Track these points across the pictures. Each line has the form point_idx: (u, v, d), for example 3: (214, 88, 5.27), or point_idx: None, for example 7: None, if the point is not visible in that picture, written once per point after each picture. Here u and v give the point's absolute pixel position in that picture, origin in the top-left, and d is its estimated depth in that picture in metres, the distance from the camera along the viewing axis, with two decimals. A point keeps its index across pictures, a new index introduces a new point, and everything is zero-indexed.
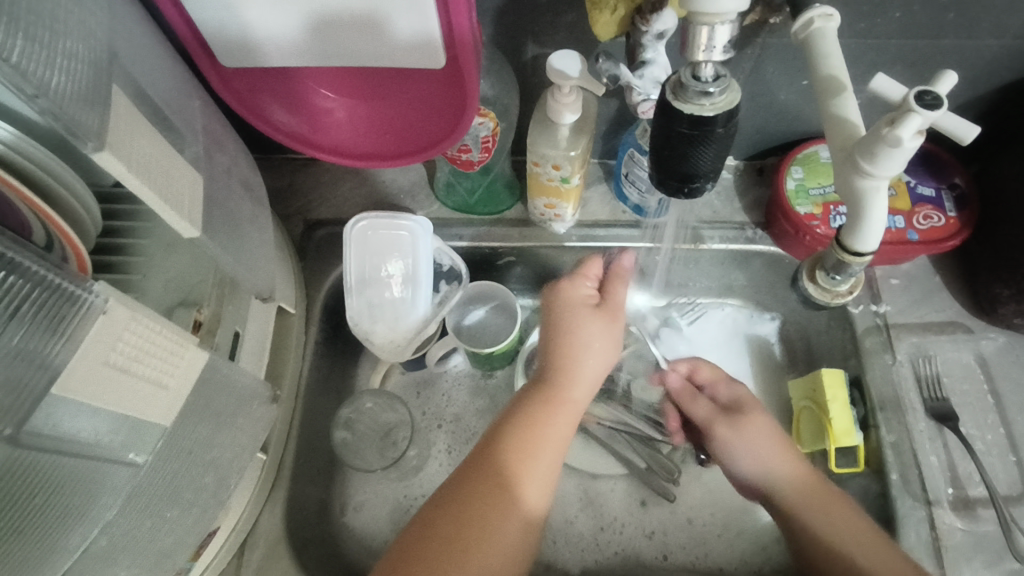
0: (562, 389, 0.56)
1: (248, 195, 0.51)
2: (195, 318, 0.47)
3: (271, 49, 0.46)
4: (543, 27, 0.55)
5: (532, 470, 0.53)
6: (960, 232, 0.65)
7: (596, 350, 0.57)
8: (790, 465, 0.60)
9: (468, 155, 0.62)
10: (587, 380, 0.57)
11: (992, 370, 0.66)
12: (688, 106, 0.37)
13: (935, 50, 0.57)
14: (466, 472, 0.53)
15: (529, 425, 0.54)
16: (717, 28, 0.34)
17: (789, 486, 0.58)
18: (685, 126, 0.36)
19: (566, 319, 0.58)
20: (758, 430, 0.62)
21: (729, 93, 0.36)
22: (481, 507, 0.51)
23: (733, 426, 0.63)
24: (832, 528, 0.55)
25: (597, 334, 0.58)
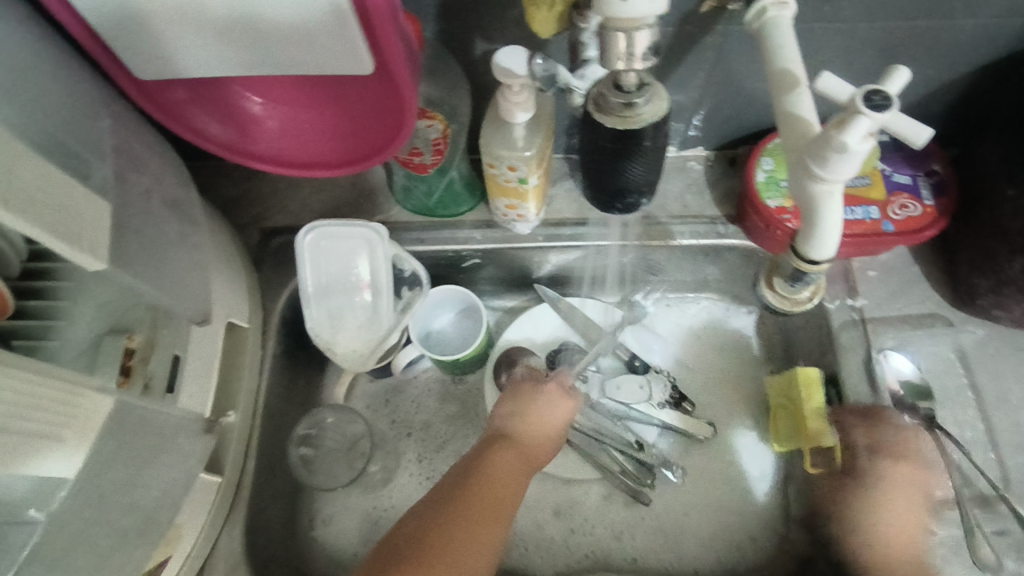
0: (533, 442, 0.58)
1: (175, 213, 0.48)
2: (125, 345, 0.45)
3: (184, 57, 0.43)
4: (489, 22, 0.52)
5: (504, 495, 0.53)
6: (936, 222, 0.62)
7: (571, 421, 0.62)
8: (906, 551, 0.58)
9: (420, 158, 0.59)
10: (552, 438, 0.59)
11: (971, 362, 0.64)
12: (614, 118, 0.47)
13: (907, 32, 0.54)
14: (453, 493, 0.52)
15: (503, 466, 0.55)
16: (636, 35, 0.35)
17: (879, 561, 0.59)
18: (609, 136, 0.48)
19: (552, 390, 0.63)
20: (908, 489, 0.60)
21: (654, 102, 0.46)
22: (477, 521, 0.51)
23: (885, 508, 0.60)
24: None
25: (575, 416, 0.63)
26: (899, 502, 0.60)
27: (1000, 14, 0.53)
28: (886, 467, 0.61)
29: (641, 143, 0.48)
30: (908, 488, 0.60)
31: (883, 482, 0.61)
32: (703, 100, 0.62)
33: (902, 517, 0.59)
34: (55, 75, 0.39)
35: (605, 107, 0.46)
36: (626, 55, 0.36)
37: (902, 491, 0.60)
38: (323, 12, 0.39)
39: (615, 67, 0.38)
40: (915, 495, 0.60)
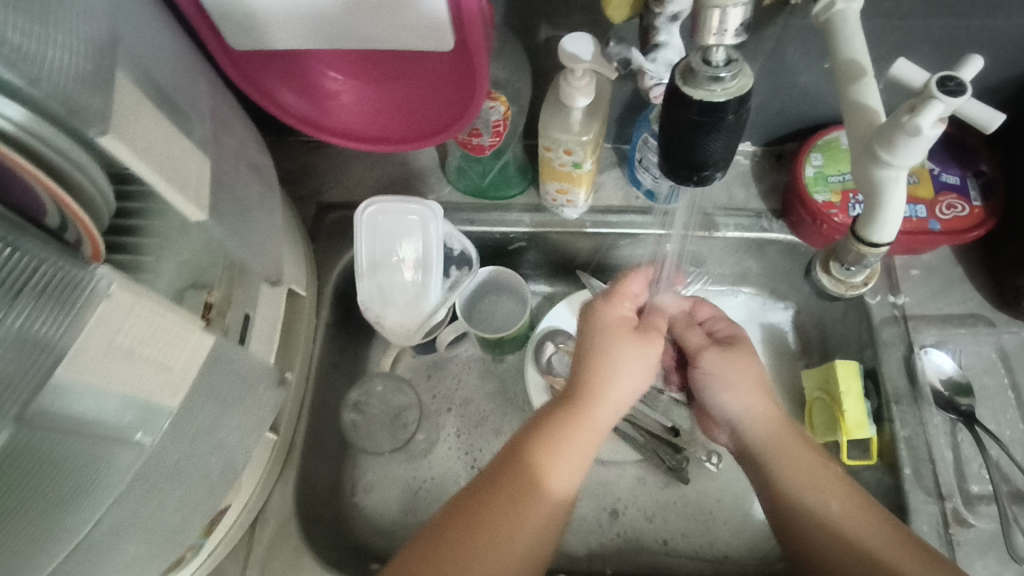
0: (589, 411, 0.54)
1: (257, 177, 0.51)
2: (205, 300, 0.48)
3: (275, 29, 0.45)
4: (557, 8, 0.54)
5: (553, 486, 0.52)
6: (984, 223, 0.63)
7: (626, 366, 0.56)
8: (773, 420, 0.58)
9: (479, 139, 0.61)
10: (619, 398, 0.55)
11: (1012, 363, 0.65)
12: (698, 92, 0.36)
13: (964, 32, 0.55)
14: (498, 482, 0.51)
15: (556, 438, 0.53)
16: (730, 11, 0.36)
17: (772, 445, 0.56)
18: (693, 114, 0.35)
19: (597, 341, 0.57)
20: (744, 368, 0.61)
21: (743, 77, 0.35)
22: (515, 503, 0.50)
23: (725, 370, 0.61)
24: (809, 485, 0.54)
25: (632, 360, 0.57)
26: (741, 376, 0.61)
27: None
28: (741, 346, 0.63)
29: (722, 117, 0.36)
30: (744, 368, 0.61)
31: (726, 356, 0.62)
32: (756, 93, 0.64)
33: (741, 388, 0.60)
34: (163, 39, 0.42)
35: (689, 78, 0.35)
36: (719, 30, 0.37)
37: (745, 370, 0.61)
38: None
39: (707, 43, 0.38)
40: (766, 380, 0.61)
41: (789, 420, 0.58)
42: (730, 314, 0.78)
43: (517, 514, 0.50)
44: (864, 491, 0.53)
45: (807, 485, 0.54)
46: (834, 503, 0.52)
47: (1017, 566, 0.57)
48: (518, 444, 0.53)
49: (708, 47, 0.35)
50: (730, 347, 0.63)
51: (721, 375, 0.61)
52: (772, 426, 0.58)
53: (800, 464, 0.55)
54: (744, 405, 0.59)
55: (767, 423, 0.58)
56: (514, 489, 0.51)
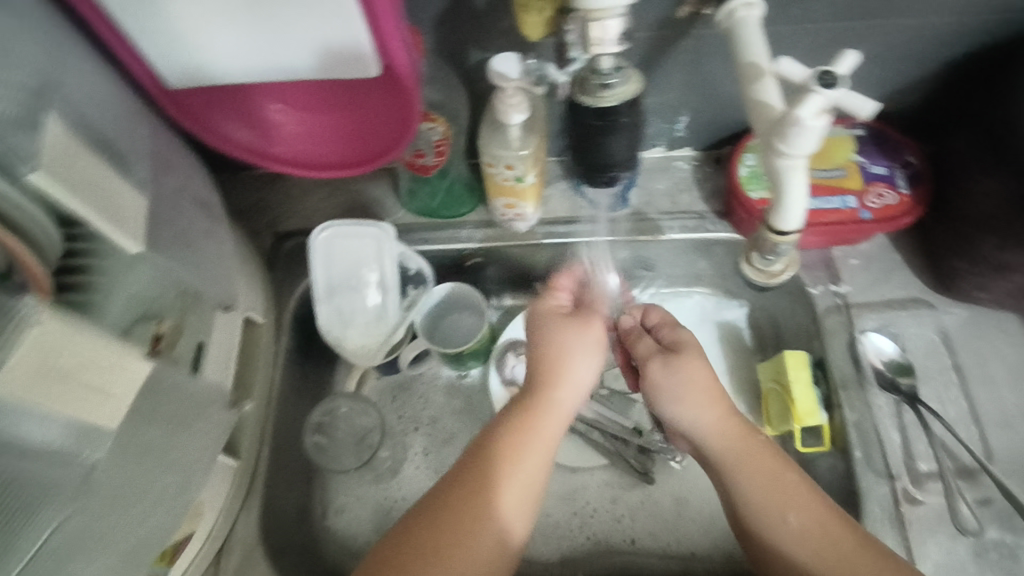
0: (549, 393, 0.58)
1: (202, 210, 0.52)
2: (155, 331, 0.45)
3: (214, 67, 0.48)
4: (485, 32, 0.56)
5: (524, 469, 0.53)
6: (911, 211, 0.66)
7: (581, 349, 0.60)
8: (734, 430, 0.56)
9: (424, 159, 0.63)
10: (578, 381, 0.59)
11: (953, 343, 0.67)
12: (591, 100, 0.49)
13: (870, 31, 0.59)
14: (459, 486, 0.52)
15: (517, 431, 0.55)
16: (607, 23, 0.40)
17: (738, 457, 0.55)
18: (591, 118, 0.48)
19: (549, 333, 0.61)
20: (695, 377, 0.59)
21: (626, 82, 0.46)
22: (469, 514, 0.51)
23: (677, 381, 0.59)
24: (765, 495, 0.53)
25: (581, 344, 0.60)
26: (693, 387, 0.59)
27: (954, 14, 0.57)
28: (687, 354, 0.60)
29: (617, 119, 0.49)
30: (698, 375, 0.59)
31: (676, 367, 0.60)
32: (687, 100, 0.67)
33: (693, 398, 0.58)
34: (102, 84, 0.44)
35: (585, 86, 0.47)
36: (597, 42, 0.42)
37: (695, 379, 0.59)
38: (339, 29, 0.44)
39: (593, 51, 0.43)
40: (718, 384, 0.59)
41: (748, 427, 0.57)
42: (687, 316, 0.80)
43: (468, 531, 0.50)
44: (825, 498, 0.54)
45: (762, 498, 0.53)
46: (801, 518, 0.52)
47: (966, 539, 0.58)
48: (481, 441, 0.55)
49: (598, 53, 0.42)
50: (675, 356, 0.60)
51: (666, 386, 0.60)
52: (723, 428, 0.57)
53: (755, 469, 0.54)
54: (695, 414, 0.58)
55: (721, 428, 0.57)
56: (481, 478, 0.53)
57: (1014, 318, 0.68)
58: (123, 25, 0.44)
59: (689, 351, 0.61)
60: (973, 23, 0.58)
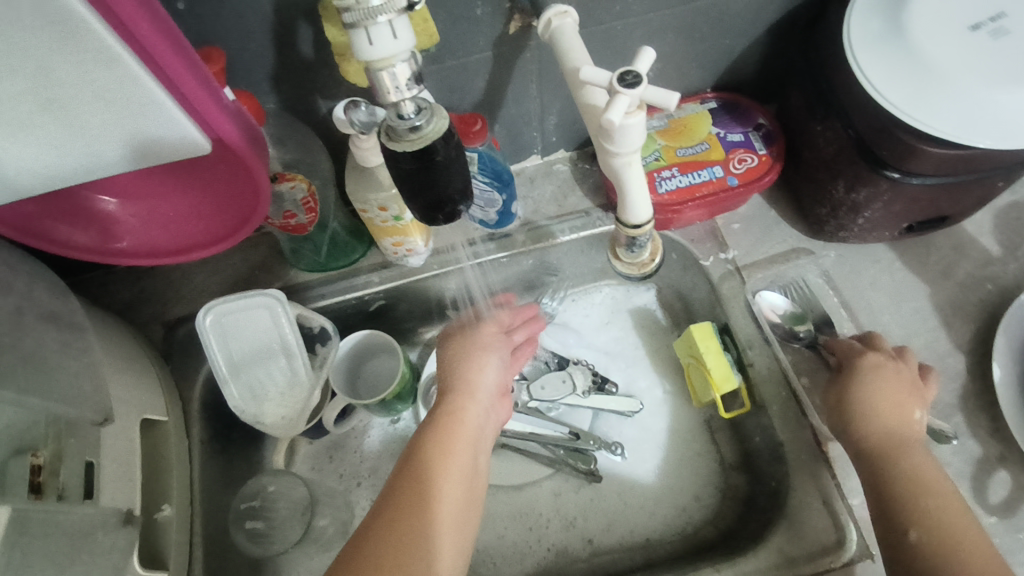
0: (460, 405, 0.60)
1: (55, 326, 0.50)
2: (34, 462, 0.46)
3: (23, 183, 0.44)
4: (323, 82, 0.56)
5: (450, 479, 0.55)
6: (771, 169, 0.69)
7: (484, 359, 0.64)
8: (898, 441, 0.56)
9: (296, 220, 0.62)
10: (483, 384, 0.62)
11: (838, 282, 0.71)
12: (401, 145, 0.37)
13: (690, 14, 0.62)
14: (387, 512, 0.52)
15: (435, 443, 0.56)
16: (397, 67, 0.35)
17: (895, 476, 0.54)
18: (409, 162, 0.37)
19: (450, 355, 0.64)
20: (885, 386, 0.59)
21: (435, 118, 0.38)
22: (399, 534, 0.50)
23: (868, 390, 0.59)
24: (934, 494, 0.53)
25: (480, 353, 0.64)
26: (884, 387, 0.59)
27: None
28: (863, 360, 0.61)
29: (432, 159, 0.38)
30: (885, 379, 0.59)
31: (869, 369, 0.60)
32: (545, 106, 0.68)
33: (892, 399, 0.58)
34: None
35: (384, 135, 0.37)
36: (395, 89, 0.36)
37: (900, 378, 0.59)
38: (153, 116, 0.42)
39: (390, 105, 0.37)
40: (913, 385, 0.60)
41: (911, 438, 0.57)
42: (599, 311, 0.82)
43: (403, 552, 0.49)
44: (970, 519, 0.52)
45: (927, 502, 0.52)
46: (939, 509, 0.52)
47: None
48: (404, 464, 0.56)
49: (396, 103, 0.36)
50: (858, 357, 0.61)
51: (868, 394, 0.59)
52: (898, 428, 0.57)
53: (922, 474, 0.54)
54: (888, 413, 0.58)
55: (885, 426, 0.57)
56: (409, 500, 0.53)
57: (883, 247, 0.72)
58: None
59: (893, 367, 0.60)
60: None
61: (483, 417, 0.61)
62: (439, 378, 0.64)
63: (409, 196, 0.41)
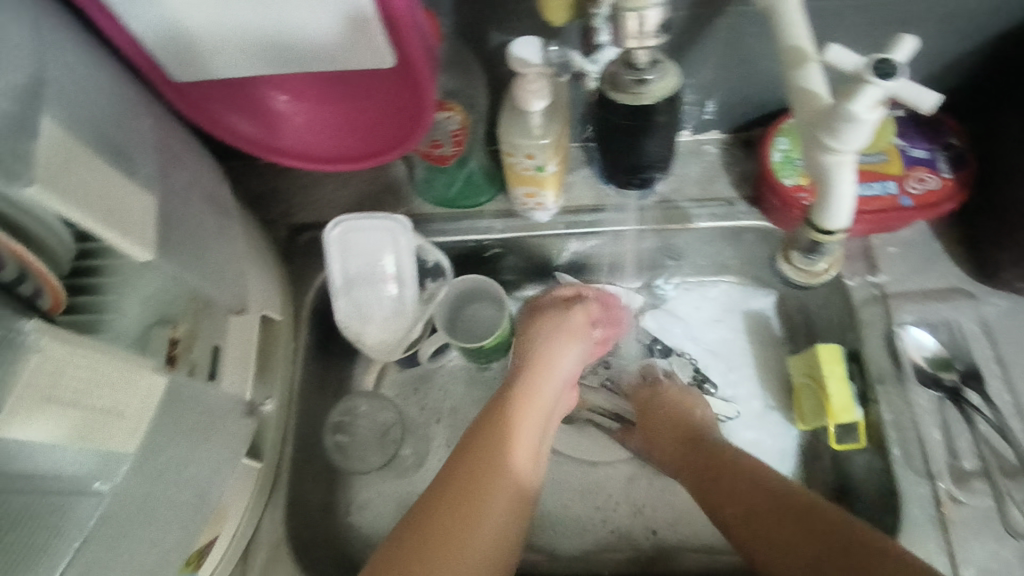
0: (539, 379, 0.65)
1: (212, 208, 0.51)
2: (171, 336, 0.47)
3: (217, 59, 0.46)
4: (505, 13, 0.53)
5: (524, 445, 0.60)
6: (955, 196, 0.62)
7: (569, 342, 0.69)
8: (700, 468, 0.65)
9: (441, 150, 0.61)
10: (563, 365, 0.68)
11: (996, 335, 0.64)
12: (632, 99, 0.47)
13: (919, 5, 0.54)
14: (468, 460, 0.57)
15: (517, 410, 0.62)
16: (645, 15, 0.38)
17: (717, 508, 0.61)
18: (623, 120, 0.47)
19: (535, 333, 0.69)
20: (664, 410, 0.71)
21: (666, 78, 0.45)
22: (476, 482, 0.56)
23: (653, 410, 0.71)
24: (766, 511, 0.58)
25: (564, 337, 0.69)
26: (670, 411, 0.71)
27: None
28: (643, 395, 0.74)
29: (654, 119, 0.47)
30: (666, 404, 0.71)
31: (657, 396, 0.72)
32: (718, 80, 0.63)
33: (674, 423, 0.69)
34: (86, 71, 0.41)
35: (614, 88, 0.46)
36: (640, 32, 0.38)
37: (671, 399, 0.71)
38: (344, 18, 0.41)
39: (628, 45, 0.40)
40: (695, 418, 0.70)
41: (717, 452, 0.65)
42: (710, 305, 0.77)
43: (478, 496, 0.56)
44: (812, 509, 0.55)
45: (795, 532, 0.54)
46: (758, 527, 0.56)
47: (1014, 542, 0.56)
48: (485, 421, 0.61)
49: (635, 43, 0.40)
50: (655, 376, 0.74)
51: (658, 438, 0.69)
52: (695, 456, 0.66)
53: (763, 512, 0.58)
54: (673, 437, 0.68)
55: (678, 451, 0.67)
56: (488, 453, 0.58)
57: None
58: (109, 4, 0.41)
59: (673, 389, 0.72)
60: None
61: (558, 393, 0.66)
62: (520, 349, 0.69)
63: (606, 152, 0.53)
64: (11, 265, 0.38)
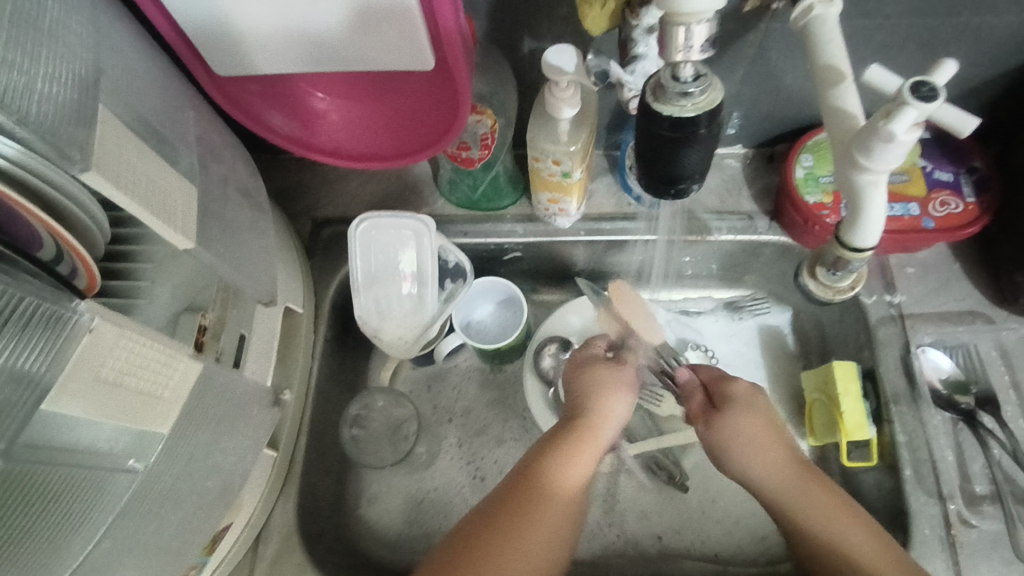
0: (597, 426, 0.58)
1: (246, 201, 0.52)
2: (200, 322, 0.48)
3: (259, 53, 0.46)
4: (538, 21, 0.54)
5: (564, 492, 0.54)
6: (979, 219, 0.62)
7: (621, 394, 0.61)
8: (784, 480, 0.56)
9: (468, 152, 0.62)
10: (617, 418, 0.60)
11: (1013, 360, 0.64)
12: (669, 107, 0.42)
13: (951, 29, 0.54)
14: (496, 506, 0.53)
15: (549, 474, 0.54)
16: (693, 27, 0.40)
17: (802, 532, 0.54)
18: (667, 128, 0.42)
19: (587, 380, 0.61)
20: (745, 421, 0.59)
21: (710, 91, 0.41)
22: (513, 529, 0.51)
23: (737, 428, 0.59)
24: (828, 531, 0.53)
25: (620, 400, 0.60)
26: (745, 425, 0.59)
27: None
28: (731, 394, 0.61)
29: (696, 132, 0.42)
30: (749, 421, 0.59)
31: (732, 407, 0.60)
32: (744, 95, 0.64)
33: (748, 441, 0.58)
34: (137, 62, 0.42)
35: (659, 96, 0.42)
36: (684, 47, 0.41)
37: (750, 411, 0.60)
38: (390, 20, 0.42)
39: (675, 57, 0.42)
40: (781, 431, 0.59)
41: (806, 475, 0.56)
42: (726, 317, 0.77)
43: (517, 535, 0.51)
44: (885, 541, 0.52)
45: (819, 507, 0.54)
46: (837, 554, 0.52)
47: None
48: (546, 445, 0.57)
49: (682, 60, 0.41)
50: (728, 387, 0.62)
51: (739, 447, 0.58)
52: (795, 486, 0.55)
53: (823, 525, 0.53)
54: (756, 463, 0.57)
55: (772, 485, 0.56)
56: (525, 494, 0.53)
57: None
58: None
59: (749, 399, 0.61)
60: None
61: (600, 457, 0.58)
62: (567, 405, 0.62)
63: (645, 166, 0.47)
64: (49, 244, 0.37)
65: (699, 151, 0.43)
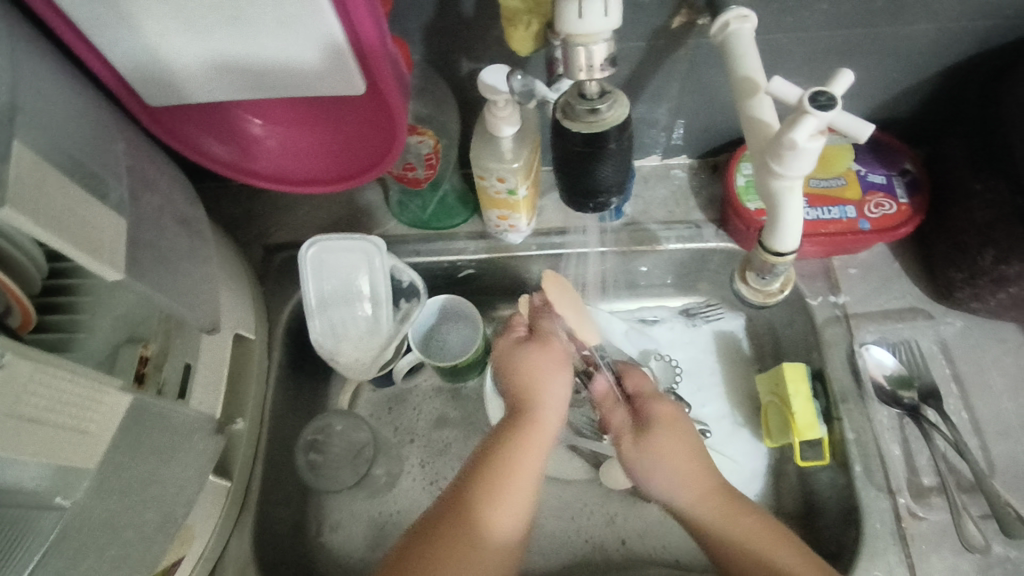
0: (535, 419, 0.56)
1: (185, 229, 0.52)
2: (141, 353, 0.48)
3: (195, 89, 0.47)
4: (473, 43, 0.55)
5: (507, 501, 0.51)
6: (911, 220, 0.64)
7: (556, 372, 0.60)
8: (714, 499, 0.55)
9: (414, 173, 0.63)
10: (556, 398, 0.58)
11: (952, 353, 0.66)
12: (580, 125, 0.47)
13: (869, 39, 0.57)
14: (418, 537, 0.50)
15: (503, 466, 0.52)
16: (593, 48, 0.40)
17: (718, 534, 0.54)
18: (579, 144, 0.47)
19: (527, 358, 0.60)
20: (666, 447, 0.58)
21: (614, 109, 0.47)
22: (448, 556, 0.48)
23: (650, 456, 0.58)
24: (757, 541, 0.52)
25: (556, 377, 0.59)
26: (670, 445, 0.58)
27: (957, 19, 0.55)
28: (655, 416, 0.60)
29: (605, 146, 0.48)
30: (673, 443, 0.58)
31: (655, 423, 0.60)
32: (681, 107, 0.65)
33: (674, 462, 0.57)
34: (61, 97, 0.42)
35: (570, 115, 0.47)
36: (587, 67, 0.41)
37: (675, 431, 0.59)
38: (324, 63, 0.44)
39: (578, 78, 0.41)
40: (700, 454, 0.58)
41: (732, 499, 0.55)
42: (682, 324, 0.78)
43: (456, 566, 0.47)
44: (815, 559, 0.52)
45: (728, 528, 0.53)
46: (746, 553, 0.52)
47: (971, 556, 0.57)
48: (471, 466, 0.53)
49: (585, 79, 0.41)
50: (652, 404, 0.61)
51: (668, 471, 0.57)
52: (719, 510, 0.54)
53: (740, 540, 0.53)
54: (692, 488, 0.56)
55: (701, 505, 0.55)
56: (456, 526, 0.49)
57: (1012, 327, 0.67)
58: (89, 35, 0.43)
59: (671, 417, 0.60)
60: (975, 28, 0.56)
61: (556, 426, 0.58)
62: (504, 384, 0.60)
63: (566, 181, 0.52)
64: None
65: (610, 163, 0.49)
